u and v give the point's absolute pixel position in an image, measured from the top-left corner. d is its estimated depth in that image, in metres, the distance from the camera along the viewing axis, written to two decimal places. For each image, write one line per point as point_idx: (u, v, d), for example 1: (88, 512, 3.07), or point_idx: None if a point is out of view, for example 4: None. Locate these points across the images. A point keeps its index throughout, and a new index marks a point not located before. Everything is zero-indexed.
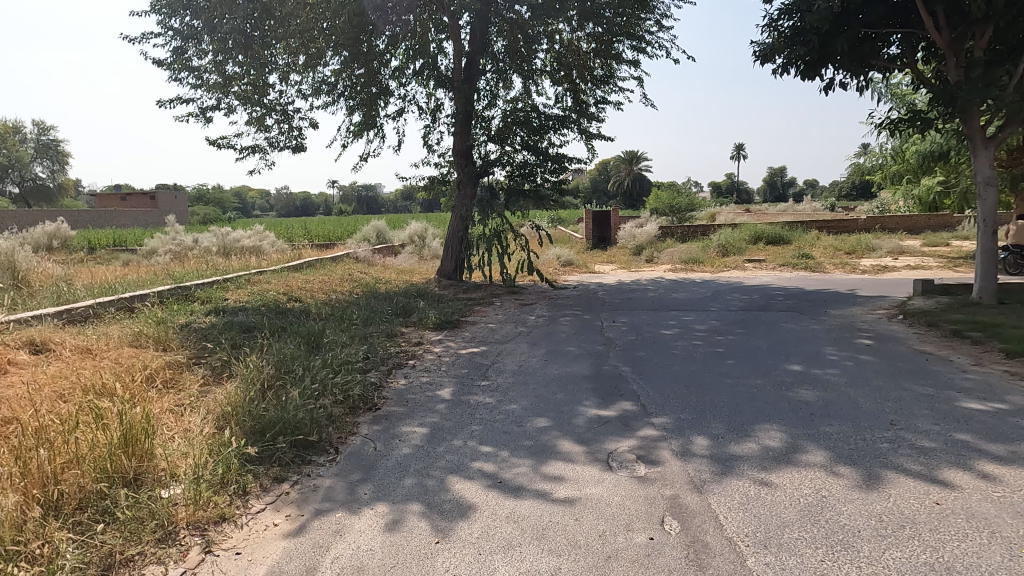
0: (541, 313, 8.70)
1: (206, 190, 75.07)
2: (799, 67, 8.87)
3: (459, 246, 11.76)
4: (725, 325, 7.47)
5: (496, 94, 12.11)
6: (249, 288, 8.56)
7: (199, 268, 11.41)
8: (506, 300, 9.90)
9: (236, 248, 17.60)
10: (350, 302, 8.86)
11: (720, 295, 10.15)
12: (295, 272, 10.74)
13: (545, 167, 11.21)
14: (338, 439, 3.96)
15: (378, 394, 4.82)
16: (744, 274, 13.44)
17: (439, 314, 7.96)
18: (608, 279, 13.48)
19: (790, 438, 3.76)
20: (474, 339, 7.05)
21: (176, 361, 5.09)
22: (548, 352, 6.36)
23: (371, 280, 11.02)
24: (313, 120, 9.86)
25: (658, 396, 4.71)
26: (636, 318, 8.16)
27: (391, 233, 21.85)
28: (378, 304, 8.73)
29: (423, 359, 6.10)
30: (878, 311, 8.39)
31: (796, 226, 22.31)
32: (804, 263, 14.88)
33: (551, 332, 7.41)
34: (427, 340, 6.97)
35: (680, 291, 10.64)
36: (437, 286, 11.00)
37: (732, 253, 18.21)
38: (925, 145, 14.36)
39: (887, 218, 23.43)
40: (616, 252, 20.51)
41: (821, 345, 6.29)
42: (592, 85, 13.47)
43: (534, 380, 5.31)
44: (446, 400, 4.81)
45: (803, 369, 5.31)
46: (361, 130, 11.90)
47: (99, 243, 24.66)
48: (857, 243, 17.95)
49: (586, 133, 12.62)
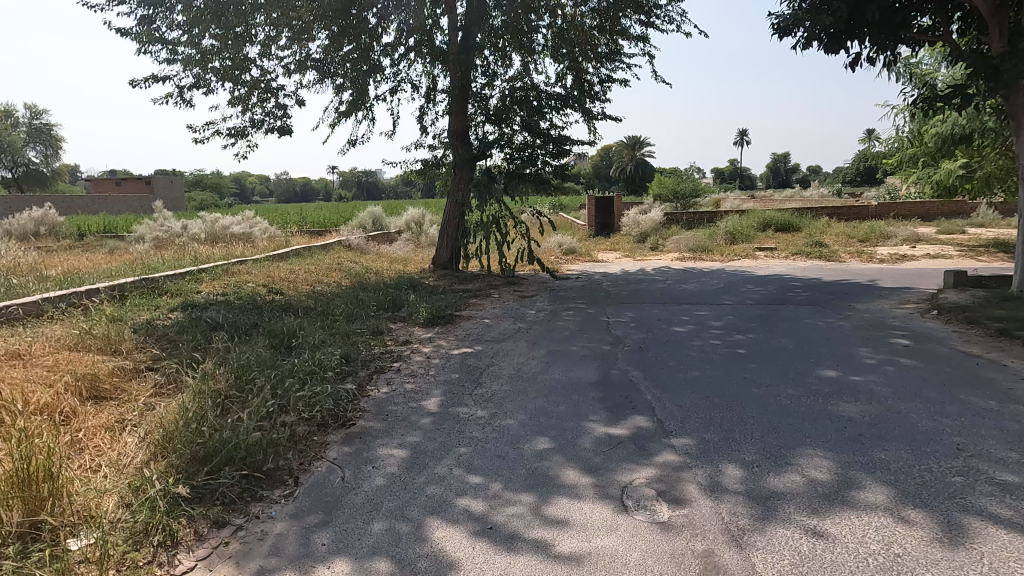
0: (541, 306, 8.06)
1: (204, 176, 74.18)
2: (823, 41, 8.15)
3: (455, 233, 11.09)
4: (743, 322, 6.83)
5: (495, 73, 11.41)
6: (226, 279, 7.93)
7: (179, 256, 10.79)
8: (504, 292, 9.26)
9: (226, 236, 16.99)
10: (335, 295, 8.19)
11: (732, 286, 9.49)
12: (279, 261, 10.10)
13: (546, 149, 10.48)
14: (300, 466, 3.34)
15: (353, 406, 4.19)
16: (756, 263, 12.77)
17: (431, 308, 7.33)
18: (613, 267, 12.82)
19: (841, 469, 3.12)
20: (468, 337, 6.42)
21: (125, 367, 4.46)
22: (550, 353, 5.72)
23: (361, 270, 10.39)
24: (300, 99, 9.09)
25: (676, 410, 4.08)
26: (644, 312, 7.52)
27: (387, 219, 21.22)
28: (366, 297, 8.10)
29: (410, 362, 5.47)
30: (908, 305, 7.74)
31: (805, 213, 21.63)
32: (818, 252, 14.19)
33: (552, 328, 6.78)
34: (416, 339, 6.34)
35: (689, 282, 9.99)
36: (432, 276, 10.34)
37: (740, 241, 17.53)
38: (946, 127, 13.65)
39: (899, 205, 22.72)
40: (620, 240, 19.86)
41: (853, 345, 5.65)
42: (596, 63, 12.72)
43: (533, 388, 4.68)
44: (432, 413, 4.18)
45: (839, 376, 4.67)
46: (350, 111, 11.17)
47: (89, 230, 23.94)
48: (870, 230, 17.26)
49: (590, 115, 11.90)
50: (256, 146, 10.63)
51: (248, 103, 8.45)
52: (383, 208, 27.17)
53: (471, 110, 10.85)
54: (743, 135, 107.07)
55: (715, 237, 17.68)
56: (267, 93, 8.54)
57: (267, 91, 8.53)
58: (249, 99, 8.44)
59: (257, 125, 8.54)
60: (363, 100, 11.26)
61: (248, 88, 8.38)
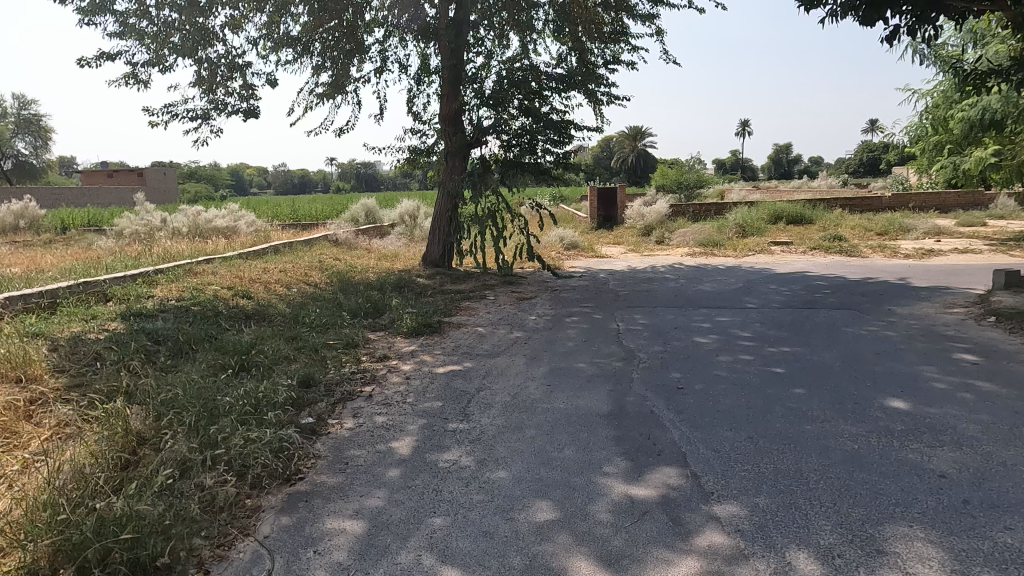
0: (543, 311, 7.18)
1: (199, 169, 73.20)
2: (858, 12, 7.25)
3: (447, 228, 10.16)
4: (774, 332, 5.94)
5: (491, 54, 10.49)
6: (186, 281, 7.03)
7: (145, 253, 9.90)
8: (501, 293, 8.37)
9: (209, 230, 16.12)
10: (311, 299, 7.31)
11: (753, 286, 8.60)
12: (253, 259, 9.21)
13: (547, 135, 9.57)
14: (216, 553, 2.46)
15: (305, 452, 3.31)
16: (773, 258, 11.89)
17: (417, 315, 6.45)
18: (619, 263, 11.93)
19: (961, 565, 2.24)
20: (457, 350, 5.54)
21: (24, 401, 3.58)
22: (552, 372, 4.84)
23: (344, 268, 9.51)
24: (273, 78, 8.18)
25: (715, 458, 3.20)
26: (660, 318, 6.63)
27: (380, 211, 20.35)
28: (345, 301, 7.21)
29: (386, 384, 4.60)
30: (956, 309, 6.85)
31: (817, 204, 20.72)
32: (838, 246, 13.30)
33: (556, 339, 5.89)
34: (397, 353, 5.46)
35: (704, 282, 9.11)
36: (422, 275, 9.45)
37: (751, 234, 16.64)
38: (975, 112, 12.71)
39: (915, 195, 21.78)
40: (624, 232, 18.97)
41: (912, 363, 4.77)
42: (600, 44, 11.77)
43: (533, 423, 3.80)
44: (403, 462, 3.30)
45: (912, 409, 3.78)
46: (332, 94, 10.25)
47: (72, 223, 23.02)
48: (889, 223, 16.33)
49: (594, 98, 10.96)
50: (222, 131, 9.63)
51: (210, 82, 7.54)
52: (376, 200, 26.21)
53: (465, 93, 9.87)
54: (745, 124, 105.65)
55: (725, 230, 16.80)
56: (233, 71, 7.61)
57: (233, 70, 7.61)
58: (211, 78, 7.52)
59: (220, 106, 7.63)
60: (346, 82, 10.36)
61: (210, 65, 7.44)
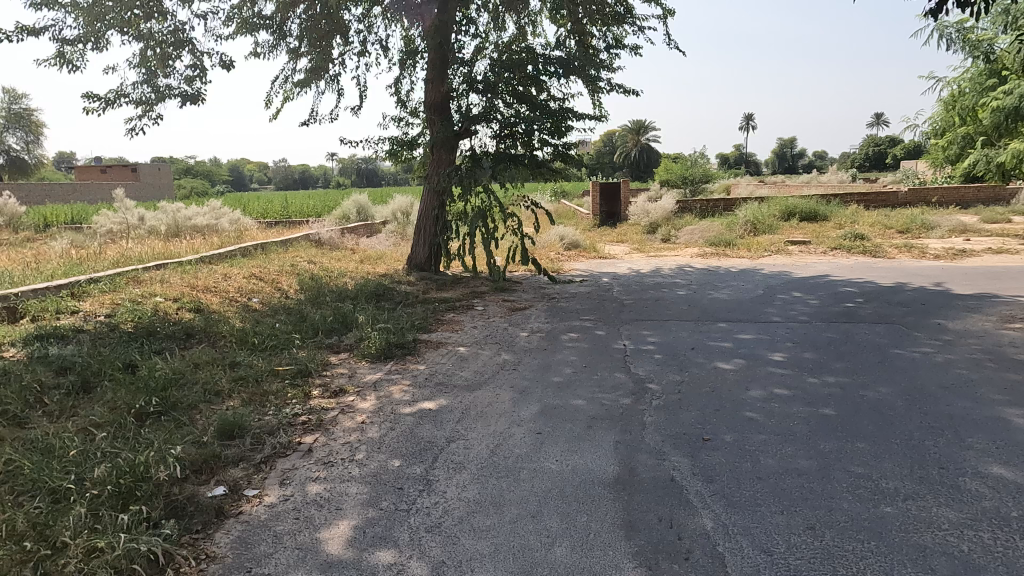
0: (537, 325, 6.24)
1: (195, 165, 72.28)
2: None
3: (434, 228, 9.17)
4: (810, 355, 4.98)
5: (481, 36, 9.48)
6: (125, 292, 6.10)
7: (100, 256, 8.97)
8: (491, 302, 7.43)
9: (188, 228, 15.22)
10: (271, 313, 6.38)
11: (775, 294, 7.65)
12: (216, 263, 8.27)
13: (544, 124, 8.57)
14: None
15: (190, 555, 2.37)
16: (790, 260, 10.92)
17: (388, 333, 5.52)
18: (624, 265, 10.97)
19: None
20: (431, 379, 4.61)
21: None
22: (543, 414, 3.90)
23: (319, 272, 8.58)
24: (227, 60, 7.29)
25: (765, 567, 2.26)
26: (673, 335, 5.69)
27: (373, 208, 19.41)
28: (309, 315, 6.28)
29: (334, 432, 3.66)
30: (1017, 324, 5.88)
31: (831, 200, 19.74)
32: (859, 245, 12.31)
33: (550, 364, 4.95)
34: (358, 382, 4.53)
35: (719, 288, 8.15)
36: (404, 280, 8.51)
37: (762, 232, 15.67)
38: (1010, 100, 11.69)
39: (933, 190, 20.74)
40: (627, 230, 18.03)
41: (993, 403, 3.81)
42: (602, 27, 10.77)
43: (512, 497, 2.86)
44: (327, 567, 2.36)
45: (1018, 478, 2.83)
46: (307, 80, 9.23)
47: (54, 220, 22.15)
48: (910, 220, 15.30)
49: (596, 85, 9.95)
50: (160, 117, 8.41)
51: (151, 62, 6.68)
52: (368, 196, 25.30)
53: (453, 77, 8.82)
54: (749, 119, 104.29)
55: (735, 227, 15.86)
56: (180, 49, 6.69)
57: (181, 49, 6.72)
58: (154, 58, 6.63)
59: (162, 91, 6.75)
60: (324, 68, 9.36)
61: (153, 43, 6.56)
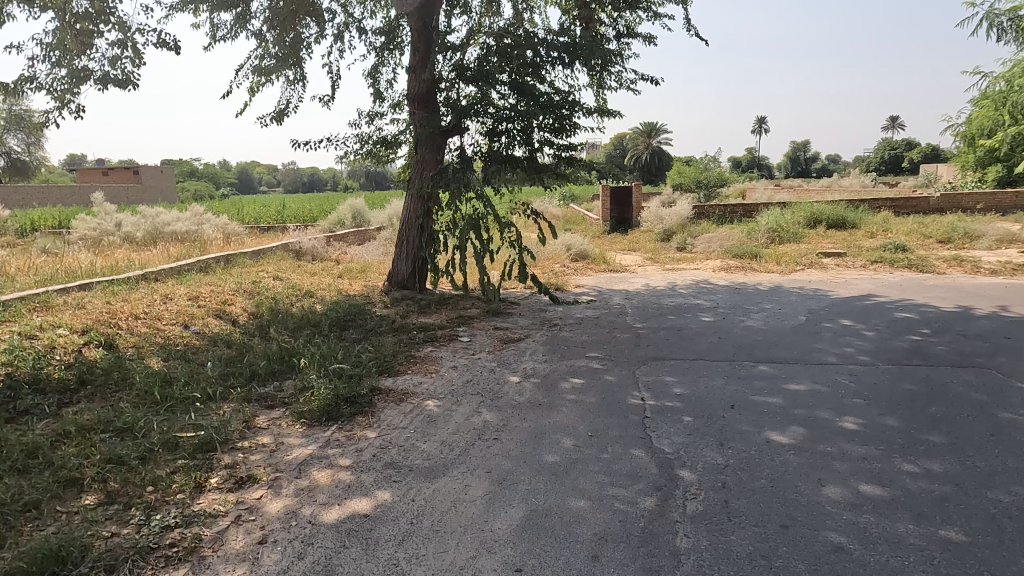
0: (532, 366, 5.02)
1: (200, 166, 71.60)
2: None
3: (418, 240, 7.95)
4: (893, 420, 3.71)
5: (473, 19, 8.26)
6: (18, 324, 4.90)
7: (35, 271, 7.83)
8: (480, 331, 6.22)
9: (166, 234, 14.10)
10: (203, 351, 5.18)
11: (821, 323, 6.37)
12: (160, 281, 7.09)
13: (544, 119, 7.35)
14: None
15: None
16: (826, 275, 9.64)
17: (338, 383, 4.31)
18: (638, 280, 9.71)
19: None
20: (379, 455, 3.39)
21: None
22: (526, 529, 2.66)
23: (282, 292, 7.39)
24: (176, 43, 6.03)
25: None
26: (704, 386, 4.43)
27: (369, 213, 18.26)
28: (248, 354, 5.07)
29: (211, 564, 2.43)
30: None
31: (858, 205, 18.40)
32: (902, 257, 10.99)
33: (544, 431, 3.71)
34: (279, 462, 3.32)
35: (752, 313, 6.89)
36: (382, 300, 7.34)
37: (786, 240, 14.37)
38: None
39: (967, 195, 19.31)
40: (639, 237, 16.81)
41: None
42: (612, 14, 9.53)
43: None
44: None
45: None
46: (274, 70, 8.01)
47: (41, 224, 21.08)
48: (951, 228, 13.95)
49: (605, 78, 8.72)
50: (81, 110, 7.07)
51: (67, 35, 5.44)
52: (365, 199, 24.15)
53: (441, 64, 7.61)
54: (762, 123, 102.79)
55: (756, 236, 14.60)
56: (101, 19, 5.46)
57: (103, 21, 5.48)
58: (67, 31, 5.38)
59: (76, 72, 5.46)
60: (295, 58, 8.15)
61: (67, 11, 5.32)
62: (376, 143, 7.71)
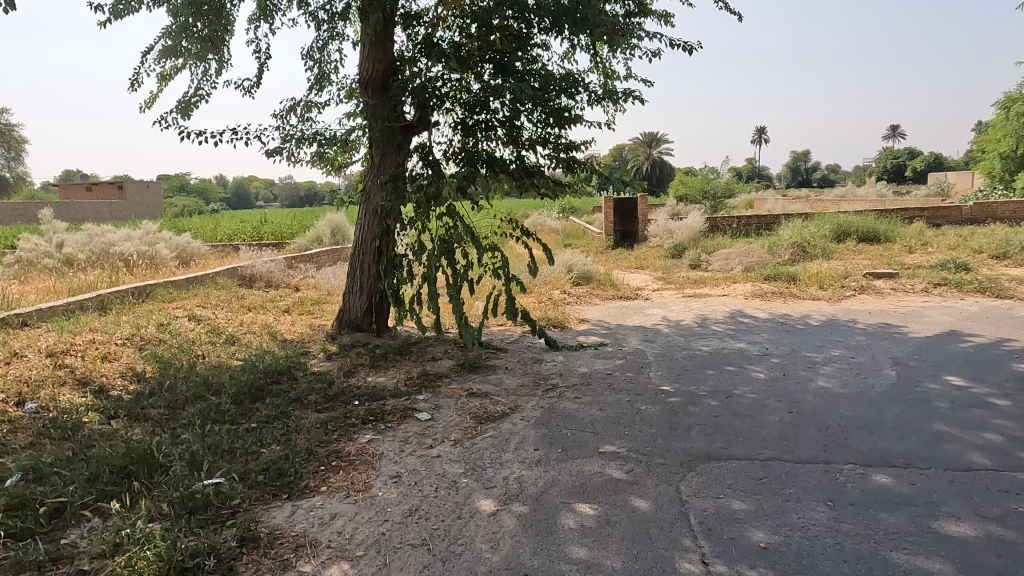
0: (517, 476, 3.21)
1: (191, 182, 70.19)
2: None
3: (374, 267, 6.18)
4: None
5: None
6: None
7: None
8: (447, 400, 4.42)
9: (109, 256, 12.29)
10: (10, 455, 3.34)
11: (922, 382, 4.58)
12: (25, 328, 5.28)
13: (534, 109, 5.57)
14: None
15: None
16: (885, 304, 7.86)
17: (184, 533, 2.52)
18: (655, 310, 7.92)
19: None
20: None
21: None
22: None
23: (192, 338, 5.61)
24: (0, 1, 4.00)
25: None
26: (802, 529, 2.63)
27: (349, 228, 16.49)
28: (76, 459, 3.26)
29: None
30: None
31: (887, 216, 16.72)
32: (966, 278, 9.22)
33: None
34: None
35: (819, 366, 5.09)
36: (326, 349, 5.55)
37: (816, 256, 12.65)
38: None
39: (1003, 205, 17.69)
40: (648, 253, 15.08)
41: None
42: None
43: None
44: None
45: None
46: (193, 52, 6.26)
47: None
48: (1005, 240, 12.24)
49: (610, 64, 6.96)
50: None
51: None
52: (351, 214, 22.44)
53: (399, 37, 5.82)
54: (762, 133, 101.66)
55: (781, 251, 12.87)
56: None
57: None
58: None
59: None
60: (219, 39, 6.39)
61: None
62: (318, 143, 5.92)
